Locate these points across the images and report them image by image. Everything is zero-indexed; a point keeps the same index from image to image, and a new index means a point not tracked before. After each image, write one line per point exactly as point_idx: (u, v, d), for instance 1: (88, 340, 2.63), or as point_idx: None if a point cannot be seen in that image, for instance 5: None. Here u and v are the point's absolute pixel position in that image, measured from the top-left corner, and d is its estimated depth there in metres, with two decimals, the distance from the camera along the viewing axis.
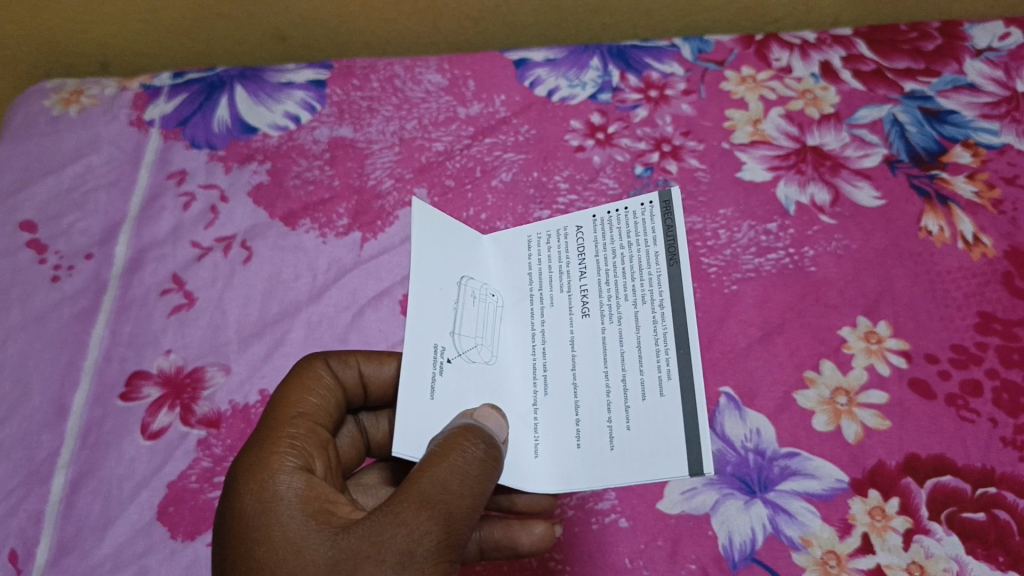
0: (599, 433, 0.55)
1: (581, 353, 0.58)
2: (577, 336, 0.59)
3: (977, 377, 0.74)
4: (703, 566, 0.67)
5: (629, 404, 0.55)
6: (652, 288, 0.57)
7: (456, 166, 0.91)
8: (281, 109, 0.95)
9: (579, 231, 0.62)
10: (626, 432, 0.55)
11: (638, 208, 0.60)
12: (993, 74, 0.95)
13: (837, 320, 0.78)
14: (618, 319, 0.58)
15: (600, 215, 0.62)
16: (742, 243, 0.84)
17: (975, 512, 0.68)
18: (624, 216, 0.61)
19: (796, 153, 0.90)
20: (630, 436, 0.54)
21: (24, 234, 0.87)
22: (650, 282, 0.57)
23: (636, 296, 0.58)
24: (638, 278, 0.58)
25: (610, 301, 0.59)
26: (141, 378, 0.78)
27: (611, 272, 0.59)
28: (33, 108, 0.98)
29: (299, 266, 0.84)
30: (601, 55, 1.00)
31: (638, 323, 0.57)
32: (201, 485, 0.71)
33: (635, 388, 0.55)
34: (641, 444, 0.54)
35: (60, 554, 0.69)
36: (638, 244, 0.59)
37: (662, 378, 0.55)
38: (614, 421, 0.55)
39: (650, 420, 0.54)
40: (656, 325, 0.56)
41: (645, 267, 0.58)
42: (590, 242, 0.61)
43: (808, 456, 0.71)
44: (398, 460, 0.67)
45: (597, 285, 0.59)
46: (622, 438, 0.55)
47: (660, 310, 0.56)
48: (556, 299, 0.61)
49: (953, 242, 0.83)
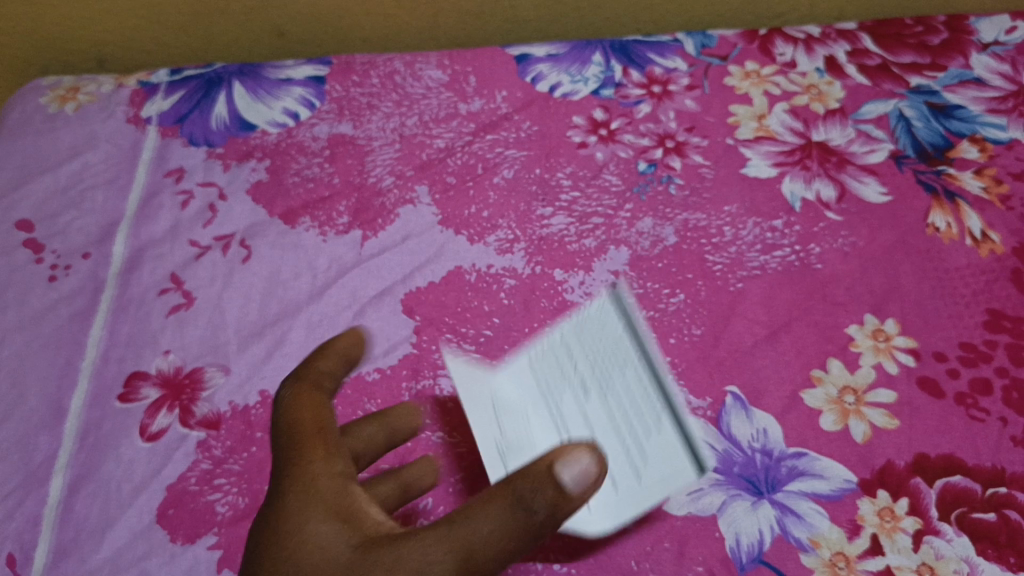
0: (622, 468, 0.56)
1: (583, 401, 0.58)
2: (578, 386, 0.60)
3: (986, 375, 0.74)
4: (710, 568, 0.66)
5: (640, 438, 0.56)
6: (618, 342, 0.61)
7: (458, 163, 0.89)
8: (280, 106, 0.95)
9: (560, 340, 0.64)
10: (645, 464, 0.55)
11: (594, 310, 0.64)
12: (999, 67, 0.96)
13: (844, 318, 0.78)
14: (612, 370, 0.59)
15: (570, 321, 0.65)
16: (747, 240, 0.83)
17: (985, 513, 0.67)
18: (585, 319, 0.64)
19: (801, 149, 0.89)
20: (650, 465, 0.54)
21: (20, 234, 0.86)
22: (612, 340, 0.61)
23: (622, 360, 0.60)
24: (601, 340, 0.61)
25: (589, 361, 0.61)
26: (140, 379, 0.76)
27: (596, 351, 0.61)
28: (29, 106, 0.97)
29: (298, 265, 0.83)
30: (602, 50, 1.00)
31: (620, 372, 0.59)
32: (202, 488, 0.69)
33: (638, 427, 0.56)
34: (662, 468, 0.54)
35: (58, 559, 0.67)
36: (597, 327, 0.63)
37: (660, 415, 0.56)
38: (630, 454, 0.55)
39: (665, 450, 0.54)
40: (636, 371, 0.59)
41: (603, 333, 0.62)
42: (564, 340, 0.63)
43: (816, 456, 0.70)
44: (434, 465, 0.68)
45: (575, 354, 0.62)
46: (644, 467, 0.55)
47: (632, 357, 0.60)
48: (546, 381, 0.62)
49: (962, 238, 0.82)
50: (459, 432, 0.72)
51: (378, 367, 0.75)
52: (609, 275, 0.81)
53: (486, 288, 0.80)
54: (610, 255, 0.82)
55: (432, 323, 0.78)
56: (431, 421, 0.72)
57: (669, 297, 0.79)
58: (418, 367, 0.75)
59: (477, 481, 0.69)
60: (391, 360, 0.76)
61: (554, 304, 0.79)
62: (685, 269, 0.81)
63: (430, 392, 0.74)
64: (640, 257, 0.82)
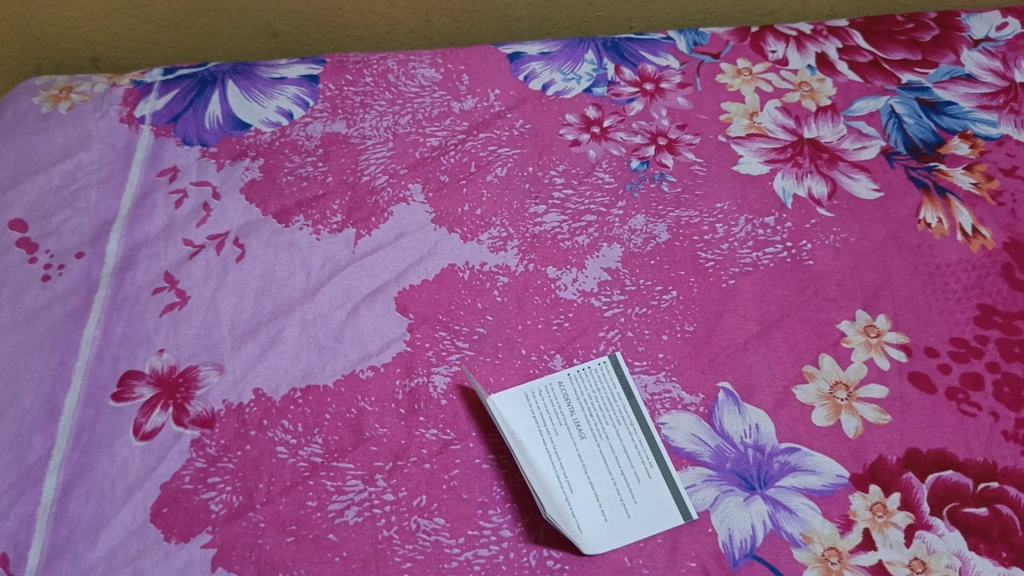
0: (616, 506, 0.68)
1: (586, 453, 0.71)
2: (580, 441, 0.72)
3: (977, 370, 0.74)
4: (703, 564, 0.65)
5: (631, 484, 0.70)
6: (618, 411, 0.73)
7: (451, 161, 0.90)
8: (273, 105, 0.95)
9: (564, 390, 0.75)
10: (634, 503, 0.68)
11: (595, 367, 0.75)
12: (990, 64, 0.98)
13: (835, 314, 0.78)
14: (606, 426, 0.73)
15: (573, 372, 0.75)
16: (739, 237, 0.83)
17: (977, 507, 0.68)
18: (587, 373, 0.75)
19: (793, 146, 0.90)
20: (639, 506, 0.68)
21: (14, 234, 0.86)
22: (613, 406, 0.73)
23: (617, 417, 0.73)
24: (604, 405, 0.73)
25: (592, 418, 0.73)
26: (134, 377, 0.76)
27: (597, 404, 0.74)
28: (23, 106, 0.97)
29: (292, 263, 0.83)
30: (595, 48, 1.01)
31: (617, 436, 0.72)
32: (196, 486, 0.69)
33: (630, 474, 0.70)
34: (648, 513, 0.68)
35: (52, 558, 0.67)
36: (601, 391, 0.74)
37: (649, 464, 0.70)
38: (623, 497, 0.69)
39: (650, 495, 0.69)
40: (632, 441, 0.72)
41: (608, 398, 0.74)
42: (570, 399, 0.74)
43: (808, 451, 0.70)
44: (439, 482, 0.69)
45: (582, 417, 0.73)
46: (633, 504, 0.68)
47: (630, 429, 0.72)
48: (559, 434, 0.72)
49: (952, 235, 0.83)
50: (453, 429, 0.72)
51: (372, 365, 0.76)
52: (602, 272, 0.81)
53: (479, 286, 0.80)
54: (603, 253, 0.82)
55: (426, 321, 0.78)
56: (425, 419, 0.73)
57: (662, 294, 0.79)
58: (412, 365, 0.76)
59: (472, 478, 0.69)
60: (385, 358, 0.76)
61: (547, 301, 0.79)
62: (677, 265, 0.81)
63: (424, 390, 0.74)
64: (632, 254, 0.82)
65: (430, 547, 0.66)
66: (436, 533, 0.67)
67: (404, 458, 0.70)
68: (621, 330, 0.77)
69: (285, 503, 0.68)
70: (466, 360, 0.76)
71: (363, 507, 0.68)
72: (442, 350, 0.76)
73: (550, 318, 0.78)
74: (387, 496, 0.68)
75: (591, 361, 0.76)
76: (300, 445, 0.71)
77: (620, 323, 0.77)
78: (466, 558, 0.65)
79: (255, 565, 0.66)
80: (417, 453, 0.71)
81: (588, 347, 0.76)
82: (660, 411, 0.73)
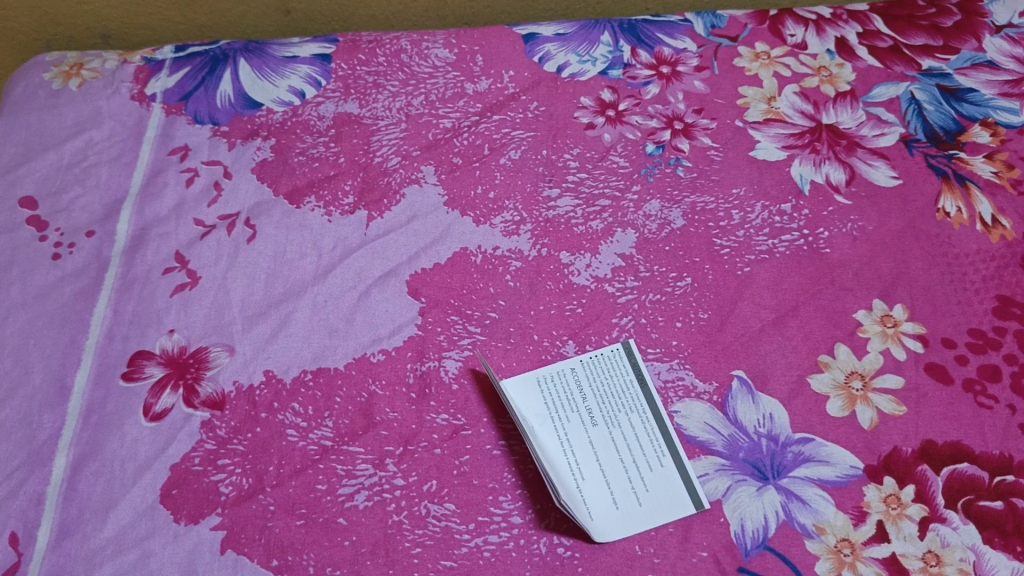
0: (628, 495, 0.68)
1: (598, 441, 0.71)
2: (592, 428, 0.72)
3: (995, 363, 0.74)
4: (715, 554, 0.65)
5: (643, 473, 0.69)
6: (632, 399, 0.73)
7: (464, 143, 0.88)
8: (286, 83, 0.94)
9: (578, 376, 0.74)
10: (646, 492, 0.68)
11: (609, 353, 0.75)
12: (1013, 51, 0.96)
13: (852, 303, 0.77)
14: (618, 415, 0.72)
15: (587, 358, 0.75)
16: (755, 224, 0.82)
17: (992, 501, 0.67)
18: (601, 360, 0.74)
19: (811, 132, 0.88)
20: (650, 495, 0.68)
21: (23, 211, 0.85)
22: (627, 395, 0.73)
23: (629, 405, 0.72)
24: (618, 393, 0.73)
25: (605, 406, 0.73)
26: (144, 358, 0.76)
27: (610, 392, 0.73)
28: (33, 82, 0.96)
29: (303, 244, 0.82)
30: (612, 30, 0.99)
31: (630, 425, 0.72)
32: (205, 468, 0.69)
33: (643, 463, 0.70)
34: (659, 501, 0.67)
35: (62, 538, 0.67)
36: (616, 378, 0.73)
37: (661, 453, 0.70)
38: (634, 485, 0.69)
39: (662, 484, 0.68)
40: (645, 430, 0.71)
41: (623, 387, 0.73)
42: (584, 385, 0.74)
43: (822, 442, 0.70)
44: (451, 468, 0.69)
45: (595, 404, 0.73)
46: (645, 494, 0.68)
47: (644, 418, 0.72)
48: (572, 421, 0.72)
49: (972, 224, 0.81)
50: (464, 414, 0.72)
51: (383, 349, 0.75)
52: (616, 258, 0.80)
53: (492, 270, 0.79)
54: (617, 238, 0.81)
55: (438, 305, 0.77)
56: (437, 403, 0.72)
57: (677, 280, 0.78)
58: (423, 349, 0.75)
59: (482, 464, 0.69)
60: (397, 342, 0.75)
61: (560, 286, 0.78)
62: (692, 252, 0.80)
63: (435, 374, 0.74)
64: (647, 240, 0.81)
65: (440, 532, 0.66)
66: (446, 518, 0.66)
67: (414, 442, 0.70)
68: (635, 317, 0.76)
69: (294, 486, 0.68)
70: (478, 345, 0.75)
71: (373, 491, 0.68)
72: (454, 334, 0.76)
73: (563, 303, 0.77)
74: (397, 481, 0.68)
75: (604, 348, 0.75)
76: (311, 428, 0.71)
77: (634, 309, 0.77)
78: (476, 544, 0.65)
79: (264, 548, 0.66)
80: (428, 438, 0.70)
81: (602, 333, 0.76)
82: (673, 399, 0.72)
